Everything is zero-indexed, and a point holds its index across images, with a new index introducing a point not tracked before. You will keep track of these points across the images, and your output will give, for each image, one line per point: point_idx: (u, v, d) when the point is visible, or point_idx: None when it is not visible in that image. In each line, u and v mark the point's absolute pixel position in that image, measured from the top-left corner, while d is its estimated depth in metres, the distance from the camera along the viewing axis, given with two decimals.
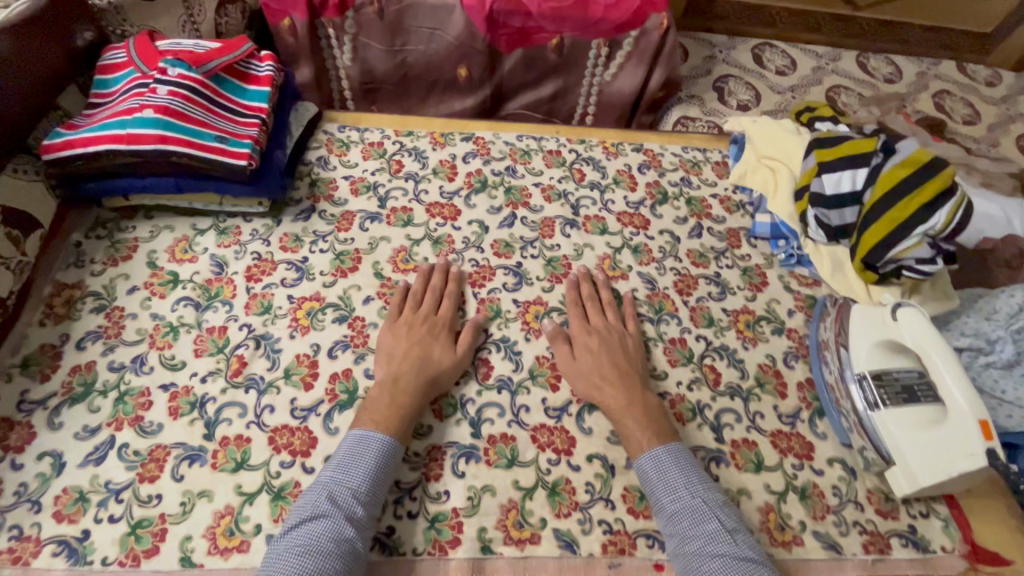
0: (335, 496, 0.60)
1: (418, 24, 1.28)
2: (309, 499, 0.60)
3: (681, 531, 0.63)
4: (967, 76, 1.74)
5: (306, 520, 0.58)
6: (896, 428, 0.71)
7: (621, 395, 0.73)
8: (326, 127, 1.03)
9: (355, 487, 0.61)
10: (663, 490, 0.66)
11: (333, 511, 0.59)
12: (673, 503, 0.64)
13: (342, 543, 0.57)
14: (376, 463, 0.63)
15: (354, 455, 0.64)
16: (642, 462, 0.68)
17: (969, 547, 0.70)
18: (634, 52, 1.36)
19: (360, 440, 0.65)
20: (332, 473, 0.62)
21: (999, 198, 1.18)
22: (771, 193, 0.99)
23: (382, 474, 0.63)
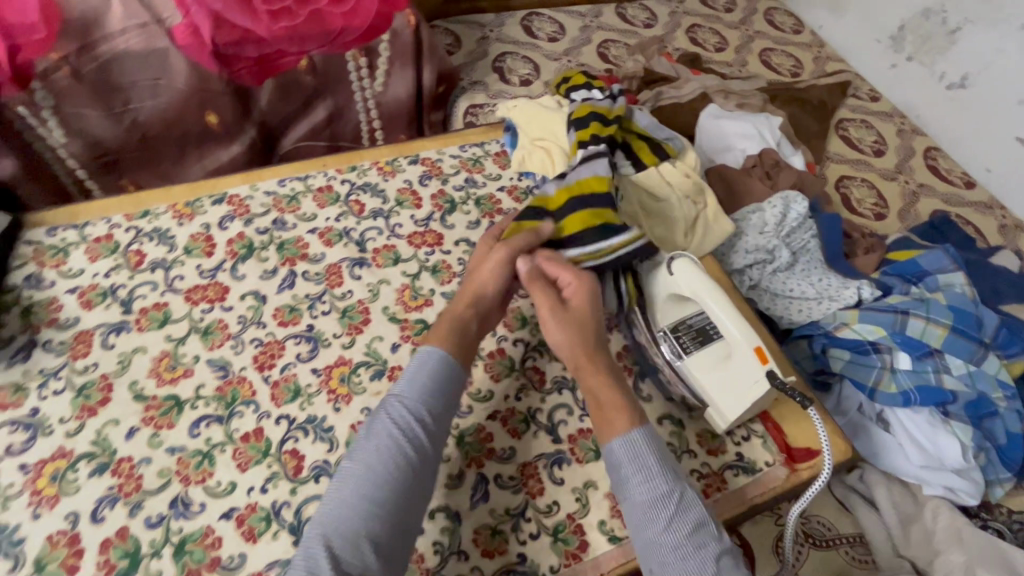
0: (387, 425, 0.61)
1: (133, 78, 1.10)
2: (368, 430, 0.62)
3: (648, 502, 0.61)
4: (709, 7, 1.92)
5: (372, 448, 0.59)
6: (702, 373, 0.74)
7: (595, 368, 0.70)
8: (30, 235, 0.83)
9: (416, 400, 0.63)
10: (637, 472, 0.62)
11: (385, 430, 0.60)
12: (649, 487, 0.61)
13: (412, 451, 0.60)
14: (435, 374, 0.65)
15: (414, 375, 0.65)
16: (613, 444, 0.64)
17: (785, 454, 0.77)
18: (395, 55, 1.28)
19: (420, 361, 0.66)
20: (398, 390, 0.64)
21: (746, 116, 1.34)
22: (551, 172, 0.98)
23: (441, 385, 0.65)
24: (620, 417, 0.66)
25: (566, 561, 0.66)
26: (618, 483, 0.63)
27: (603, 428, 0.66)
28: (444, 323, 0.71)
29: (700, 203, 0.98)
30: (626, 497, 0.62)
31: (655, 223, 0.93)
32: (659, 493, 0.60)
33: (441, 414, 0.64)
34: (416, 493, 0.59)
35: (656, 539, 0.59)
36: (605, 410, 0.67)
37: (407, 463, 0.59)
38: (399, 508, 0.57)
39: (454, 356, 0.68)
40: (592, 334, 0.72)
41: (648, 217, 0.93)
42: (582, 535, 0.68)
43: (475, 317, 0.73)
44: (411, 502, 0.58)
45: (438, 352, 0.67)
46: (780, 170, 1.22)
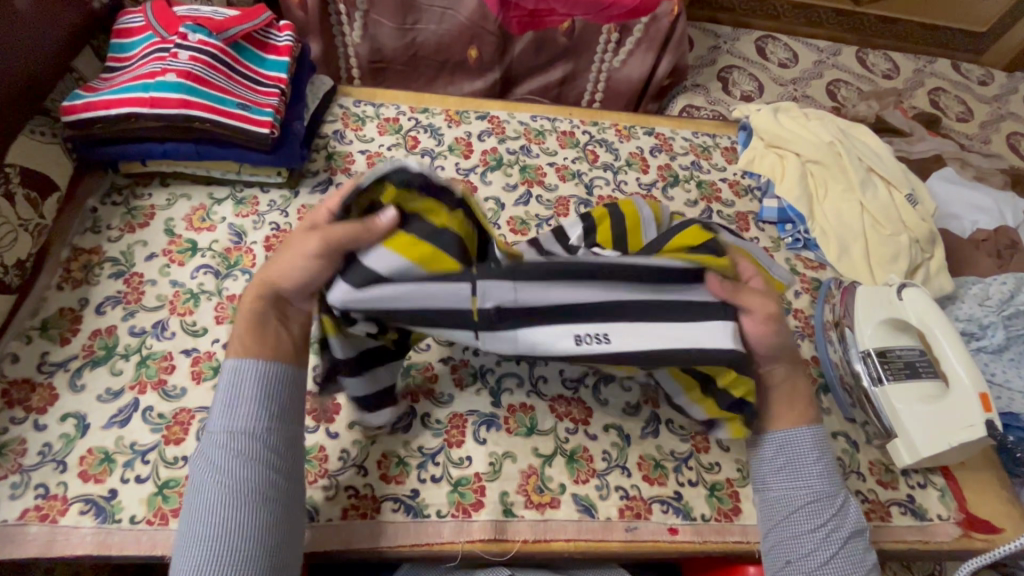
0: (221, 450, 0.52)
1: (431, 2, 1.27)
2: (221, 422, 0.54)
3: (794, 488, 0.62)
4: (961, 75, 1.78)
5: (219, 444, 0.52)
6: (900, 403, 0.75)
7: (781, 360, 0.64)
8: (342, 101, 1.01)
9: (246, 415, 0.54)
10: (786, 457, 0.63)
11: (222, 452, 0.52)
12: (800, 488, 0.62)
13: (251, 448, 0.52)
14: (266, 379, 0.56)
15: (232, 389, 0.55)
16: (775, 437, 0.64)
17: (963, 515, 0.74)
18: (644, 38, 1.37)
19: (238, 370, 0.56)
20: (218, 409, 0.55)
21: (987, 190, 1.26)
22: (779, 179, 1.00)
23: (268, 390, 0.56)
24: (788, 413, 0.65)
25: (717, 516, 0.70)
26: (763, 474, 0.65)
27: (762, 419, 0.66)
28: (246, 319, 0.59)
29: (928, 252, 0.95)
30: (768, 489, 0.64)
31: (878, 255, 0.92)
32: (809, 485, 0.62)
33: (281, 422, 0.56)
34: (274, 518, 0.51)
35: (798, 541, 0.60)
36: (767, 409, 0.65)
37: (247, 495, 0.51)
38: (265, 535, 0.51)
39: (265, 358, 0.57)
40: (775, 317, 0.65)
41: (872, 248, 0.93)
42: (736, 501, 0.71)
43: (273, 312, 0.59)
44: (282, 523, 0.52)
45: (246, 360, 0.56)
46: (1014, 253, 1.12)
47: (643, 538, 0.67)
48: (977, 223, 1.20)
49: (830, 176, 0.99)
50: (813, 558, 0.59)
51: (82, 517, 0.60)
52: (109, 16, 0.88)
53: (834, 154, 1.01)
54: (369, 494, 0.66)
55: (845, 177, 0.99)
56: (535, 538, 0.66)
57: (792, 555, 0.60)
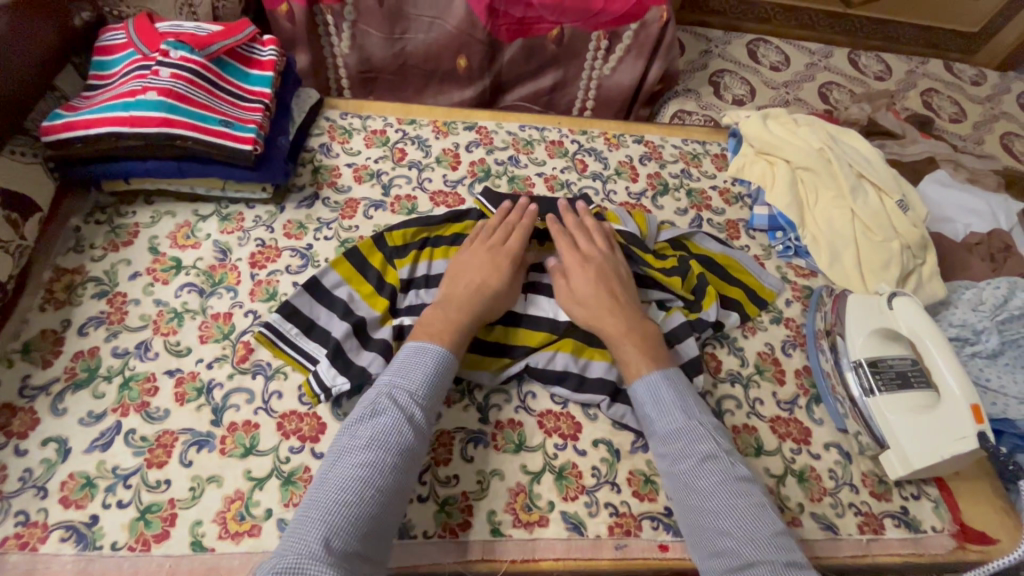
0: (396, 409, 0.60)
1: (418, 12, 1.27)
2: (397, 390, 0.62)
3: (673, 453, 0.63)
4: (954, 75, 1.78)
5: (389, 406, 0.60)
6: (892, 414, 0.74)
7: (613, 314, 0.73)
8: (328, 114, 1.01)
9: (415, 391, 0.62)
10: (657, 413, 0.66)
11: (387, 414, 0.59)
12: (666, 421, 0.65)
13: (416, 423, 0.60)
14: (440, 367, 0.65)
15: (413, 363, 0.64)
16: (636, 387, 0.68)
17: (957, 526, 0.73)
18: (633, 44, 1.36)
19: (424, 347, 0.66)
20: (390, 378, 0.63)
21: (980, 193, 1.25)
22: (769, 186, 1.00)
23: (438, 380, 0.64)
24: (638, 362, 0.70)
25: None
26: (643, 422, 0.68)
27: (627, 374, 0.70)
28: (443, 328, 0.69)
29: (920, 258, 0.94)
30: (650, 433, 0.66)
31: (869, 262, 0.92)
32: (683, 445, 0.62)
33: (433, 410, 0.63)
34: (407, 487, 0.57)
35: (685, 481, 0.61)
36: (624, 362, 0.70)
37: (392, 455, 0.57)
38: (392, 496, 0.55)
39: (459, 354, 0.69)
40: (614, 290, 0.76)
41: (863, 255, 0.92)
42: None
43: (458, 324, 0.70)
44: (402, 493, 0.57)
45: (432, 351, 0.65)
46: (1008, 256, 1.12)
47: (633, 556, 0.66)
48: (970, 226, 1.19)
49: (821, 182, 0.99)
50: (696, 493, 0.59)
51: (63, 545, 0.59)
52: (91, 33, 0.88)
53: (824, 160, 1.00)
54: None
55: (834, 183, 0.98)
56: (524, 557, 0.65)
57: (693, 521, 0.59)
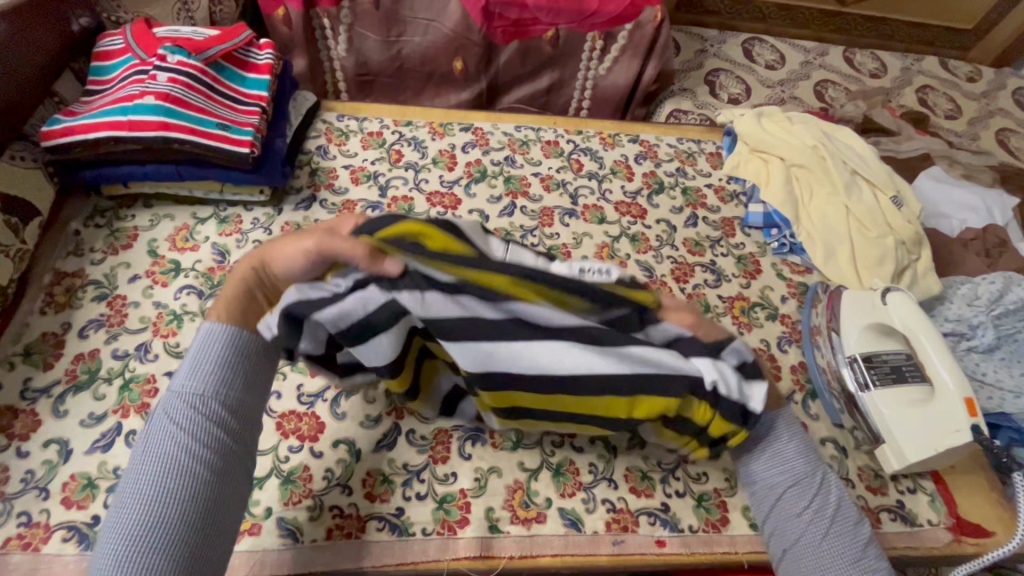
0: (178, 415, 0.51)
1: (414, 14, 1.27)
2: (180, 392, 0.52)
3: (788, 504, 0.60)
4: (949, 72, 1.79)
5: (166, 420, 0.51)
6: (887, 409, 0.74)
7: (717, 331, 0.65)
8: (325, 116, 1.01)
9: (200, 387, 0.53)
10: (769, 458, 0.63)
11: (170, 422, 0.51)
12: (783, 470, 0.62)
13: (206, 425, 0.51)
14: (233, 350, 0.56)
15: (196, 357, 0.55)
16: (752, 415, 0.61)
17: (953, 520, 0.73)
18: (628, 45, 1.37)
19: (202, 340, 0.56)
20: (175, 379, 0.54)
21: (975, 187, 1.26)
22: (764, 183, 1.00)
23: (232, 363, 0.56)
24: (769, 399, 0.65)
25: (705, 527, 0.69)
26: (746, 471, 0.65)
27: (732, 404, 0.63)
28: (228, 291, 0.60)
29: (915, 253, 0.95)
30: (756, 480, 0.64)
31: (863, 257, 0.92)
32: (805, 495, 0.60)
33: (243, 395, 0.55)
34: (220, 491, 0.50)
35: (790, 525, 0.59)
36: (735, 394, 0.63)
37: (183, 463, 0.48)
38: (201, 507, 0.48)
39: (246, 323, 0.59)
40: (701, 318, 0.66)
41: (858, 251, 0.93)
42: (724, 511, 0.71)
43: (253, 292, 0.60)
44: (219, 496, 0.50)
45: (221, 326, 0.57)
46: (1003, 251, 1.12)
47: (630, 552, 0.67)
48: (966, 221, 1.20)
49: (816, 180, 0.99)
50: (812, 537, 0.57)
51: (65, 545, 0.60)
52: (89, 38, 0.88)
53: (818, 157, 1.00)
54: (354, 513, 0.65)
55: (829, 180, 0.98)
56: (521, 553, 0.65)
57: (799, 565, 0.57)
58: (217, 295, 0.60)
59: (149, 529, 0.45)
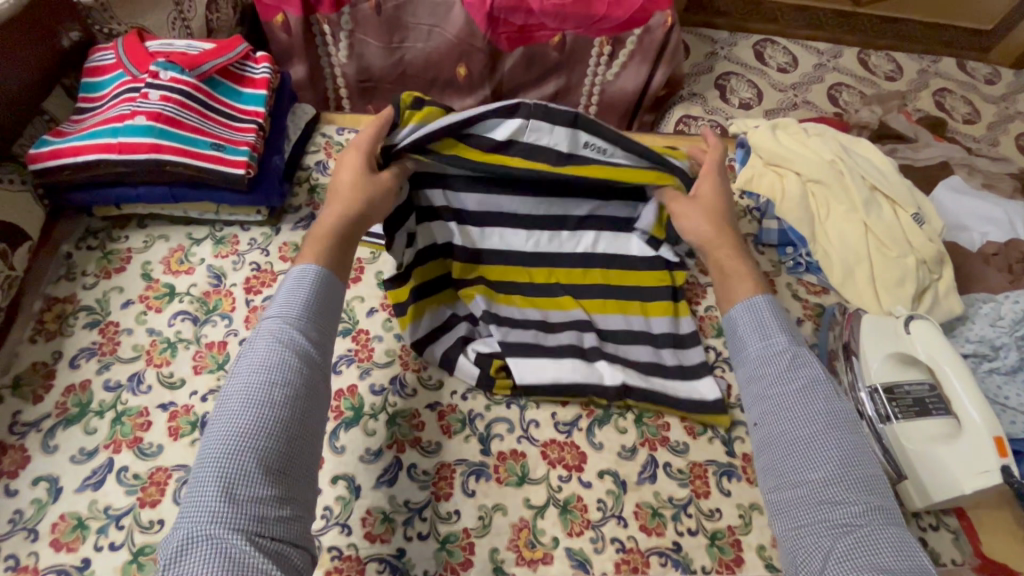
0: (272, 344, 0.53)
1: (417, 20, 1.24)
2: (274, 324, 0.55)
3: (767, 375, 0.60)
4: (967, 74, 1.73)
5: (262, 348, 0.53)
6: (910, 443, 0.70)
7: (725, 244, 0.75)
8: (325, 129, 0.98)
9: (294, 321, 0.55)
10: (755, 332, 0.64)
11: (267, 348, 0.53)
12: (765, 343, 0.62)
13: (297, 356, 0.53)
14: (320, 292, 0.59)
15: (290, 294, 0.58)
16: (737, 308, 0.67)
17: (979, 560, 0.70)
18: (637, 50, 1.32)
19: (302, 273, 0.59)
20: (268, 313, 0.57)
21: (996, 198, 1.22)
22: (779, 199, 0.96)
23: (320, 303, 0.58)
24: (743, 285, 0.69)
25: (718, 568, 0.67)
26: (732, 343, 0.66)
27: (723, 299, 0.70)
28: (316, 239, 0.64)
29: (935, 273, 0.91)
30: (740, 352, 0.64)
31: (883, 278, 0.88)
32: (784, 367, 0.60)
33: (327, 333, 0.58)
34: (308, 417, 0.52)
35: (767, 399, 0.59)
36: (732, 281, 0.70)
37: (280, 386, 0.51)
38: (292, 430, 0.50)
39: (337, 274, 0.63)
40: (724, 221, 0.77)
41: (877, 271, 0.89)
42: (739, 551, 0.68)
43: (343, 229, 0.66)
44: (307, 424, 0.51)
45: (314, 266, 0.60)
46: None
47: None
48: (987, 235, 1.15)
49: (833, 196, 0.95)
50: (789, 411, 0.57)
51: None
52: (80, 52, 0.85)
53: (835, 171, 0.96)
54: (352, 555, 0.63)
55: (847, 196, 0.94)
56: None
57: (772, 440, 0.57)
58: (305, 245, 0.64)
59: (246, 447, 0.47)
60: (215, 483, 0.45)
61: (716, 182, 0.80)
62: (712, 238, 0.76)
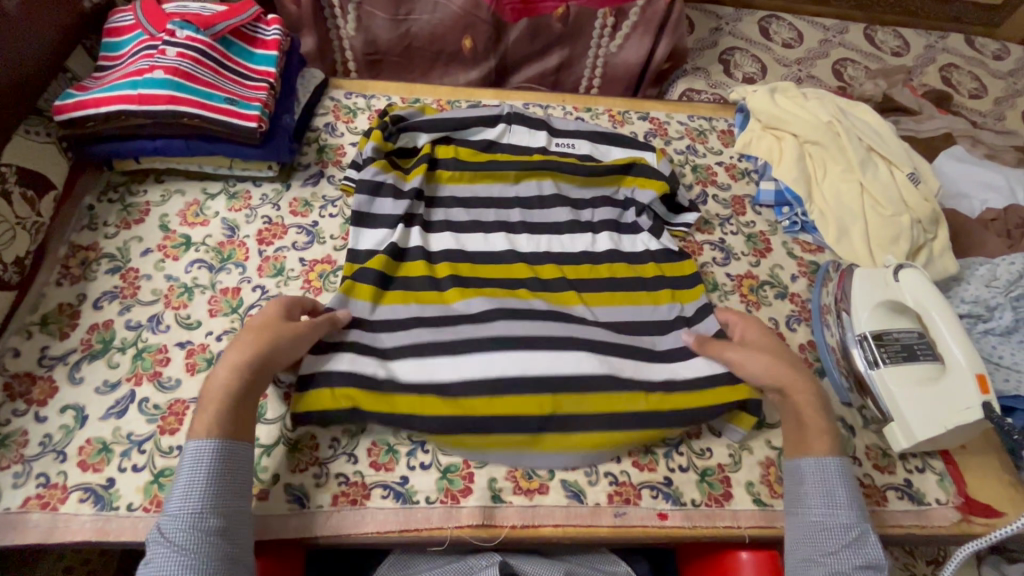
0: (178, 541, 0.52)
1: None
2: (181, 504, 0.54)
3: (824, 547, 0.60)
4: (975, 50, 1.73)
5: (162, 572, 0.51)
6: (896, 386, 0.72)
7: (806, 388, 0.70)
8: (333, 94, 1.01)
9: (195, 519, 0.54)
10: (823, 499, 0.63)
11: (171, 559, 0.52)
12: (828, 512, 0.62)
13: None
14: (220, 463, 0.57)
15: (189, 475, 0.56)
16: (804, 465, 0.66)
17: (963, 499, 0.72)
18: (640, 21, 1.34)
19: (192, 457, 0.56)
20: (168, 505, 0.55)
21: (997, 166, 1.23)
22: (776, 161, 0.98)
23: (222, 490, 0.56)
24: (821, 442, 0.67)
25: (707, 501, 0.69)
26: (793, 494, 0.66)
27: (796, 447, 0.67)
28: (211, 399, 0.60)
29: (931, 232, 0.93)
30: (799, 512, 0.64)
31: (877, 236, 0.90)
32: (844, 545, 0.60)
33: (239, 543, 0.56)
34: None
35: (819, 567, 0.60)
36: (803, 439, 0.67)
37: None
38: None
39: (231, 435, 0.59)
40: (789, 358, 0.74)
41: (872, 229, 0.91)
42: (727, 486, 0.71)
43: (241, 390, 0.61)
44: None
45: (209, 438, 0.58)
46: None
47: (632, 524, 0.67)
48: (987, 202, 1.17)
49: (830, 157, 0.96)
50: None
51: (82, 505, 0.62)
52: (100, 15, 0.89)
53: (833, 133, 0.97)
54: (359, 481, 0.66)
55: (844, 156, 0.96)
56: (523, 523, 0.66)
57: None
58: (198, 409, 0.60)
59: None
60: None
61: (753, 320, 0.79)
62: (789, 381, 0.70)
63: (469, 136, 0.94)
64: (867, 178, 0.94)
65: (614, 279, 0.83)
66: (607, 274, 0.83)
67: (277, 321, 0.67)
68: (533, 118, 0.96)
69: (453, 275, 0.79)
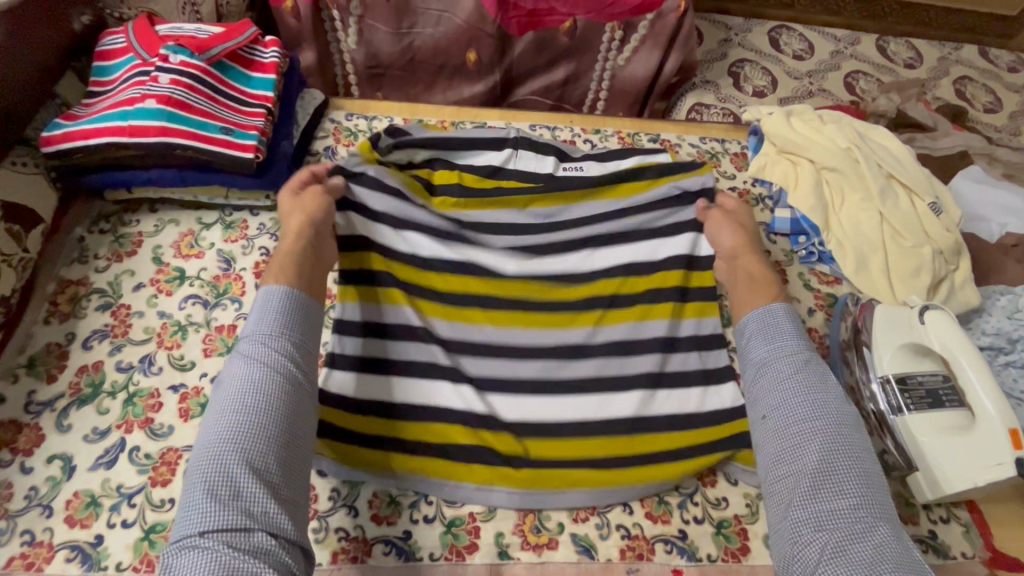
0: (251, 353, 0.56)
1: (427, 5, 1.23)
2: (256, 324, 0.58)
3: (780, 395, 0.60)
4: (989, 61, 1.69)
5: (237, 374, 0.54)
6: (921, 434, 0.69)
7: (753, 258, 0.77)
8: (333, 115, 0.98)
9: (269, 336, 0.57)
10: (767, 339, 0.66)
11: (246, 364, 0.55)
12: (773, 349, 0.64)
13: (275, 389, 0.54)
14: (292, 299, 0.61)
15: (262, 306, 0.60)
16: (751, 316, 0.69)
17: (990, 553, 0.69)
18: (649, 35, 1.31)
19: (264, 294, 0.61)
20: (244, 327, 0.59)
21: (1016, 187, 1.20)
22: (792, 187, 0.95)
23: (293, 317, 0.60)
24: (763, 295, 0.71)
25: (724, 555, 0.66)
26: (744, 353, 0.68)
27: (744, 304, 0.71)
28: (281, 256, 0.66)
29: (953, 264, 0.89)
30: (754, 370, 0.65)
31: (898, 268, 0.87)
32: (793, 387, 0.60)
33: (306, 363, 0.59)
34: (293, 459, 0.52)
35: (785, 422, 0.59)
36: (747, 294, 0.73)
37: (255, 498, 0.48)
38: (278, 473, 0.51)
39: (301, 283, 0.64)
40: (751, 239, 0.81)
41: (892, 261, 0.88)
42: (745, 540, 0.68)
43: (304, 251, 0.68)
44: (291, 473, 0.52)
45: (278, 281, 0.63)
46: None
47: None
48: (1006, 226, 1.13)
49: (848, 184, 0.93)
50: (795, 441, 0.57)
51: (68, 565, 0.59)
52: (92, 36, 0.86)
53: (850, 159, 0.94)
54: (359, 536, 0.63)
55: (862, 184, 0.92)
56: None
57: (777, 457, 0.57)
58: (268, 265, 0.66)
59: (235, 434, 0.50)
60: (201, 511, 0.46)
61: (745, 205, 0.86)
62: (738, 249, 0.79)
63: (472, 161, 0.91)
64: (887, 207, 0.90)
65: (627, 289, 0.81)
66: (630, 297, 0.81)
67: (316, 202, 0.74)
68: (540, 142, 0.92)
69: (465, 290, 0.78)
